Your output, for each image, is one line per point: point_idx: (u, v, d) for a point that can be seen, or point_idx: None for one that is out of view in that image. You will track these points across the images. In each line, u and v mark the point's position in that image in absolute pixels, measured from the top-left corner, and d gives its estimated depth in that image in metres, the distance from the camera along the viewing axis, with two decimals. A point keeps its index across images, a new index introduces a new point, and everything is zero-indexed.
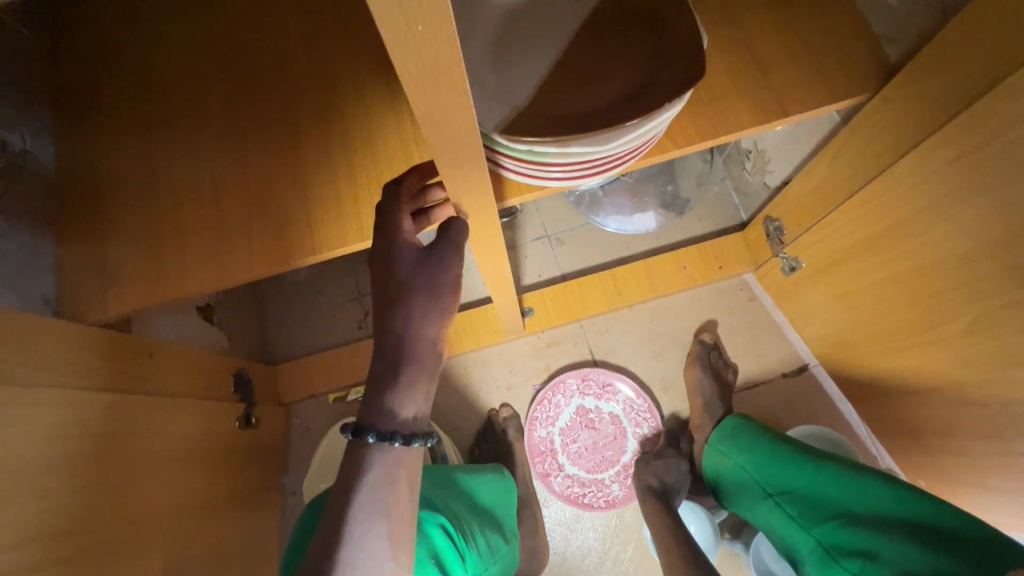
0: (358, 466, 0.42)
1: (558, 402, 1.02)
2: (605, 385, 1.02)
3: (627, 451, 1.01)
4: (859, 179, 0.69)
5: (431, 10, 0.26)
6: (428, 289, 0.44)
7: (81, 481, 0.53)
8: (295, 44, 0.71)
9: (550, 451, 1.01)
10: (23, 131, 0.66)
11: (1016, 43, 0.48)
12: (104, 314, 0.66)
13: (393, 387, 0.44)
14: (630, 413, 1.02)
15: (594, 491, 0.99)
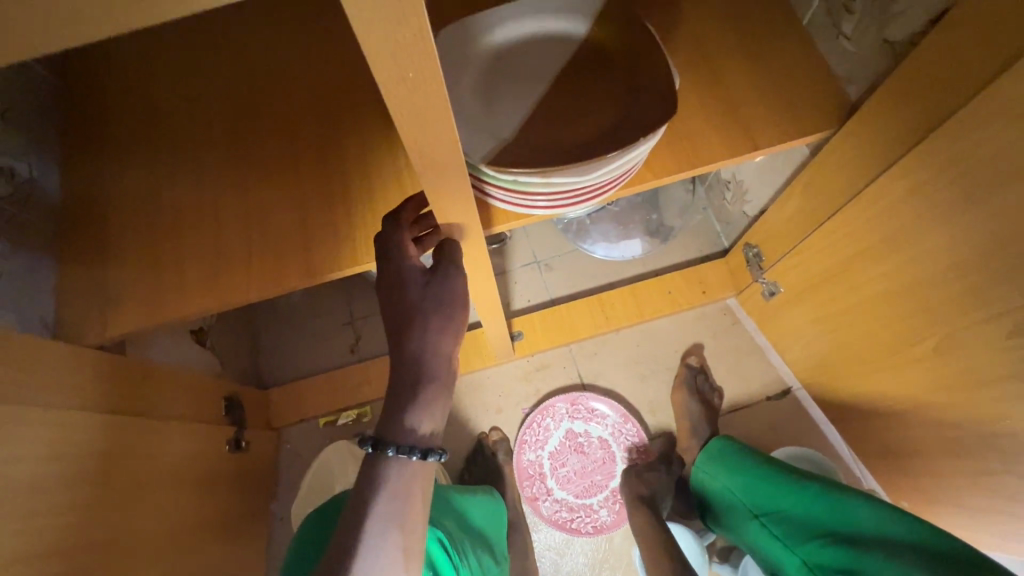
0: (377, 475, 0.45)
1: (547, 425, 1.05)
2: (594, 410, 1.05)
3: (616, 476, 1.03)
4: (833, 204, 0.74)
5: (427, 72, 0.31)
6: (439, 309, 0.48)
7: (69, 499, 0.58)
8: (294, 82, 0.76)
9: (537, 475, 1.03)
10: (32, 161, 0.71)
11: (962, 80, 0.53)
12: (101, 335, 0.69)
13: (411, 404, 0.46)
14: (619, 437, 1.04)
15: (582, 516, 1.01)
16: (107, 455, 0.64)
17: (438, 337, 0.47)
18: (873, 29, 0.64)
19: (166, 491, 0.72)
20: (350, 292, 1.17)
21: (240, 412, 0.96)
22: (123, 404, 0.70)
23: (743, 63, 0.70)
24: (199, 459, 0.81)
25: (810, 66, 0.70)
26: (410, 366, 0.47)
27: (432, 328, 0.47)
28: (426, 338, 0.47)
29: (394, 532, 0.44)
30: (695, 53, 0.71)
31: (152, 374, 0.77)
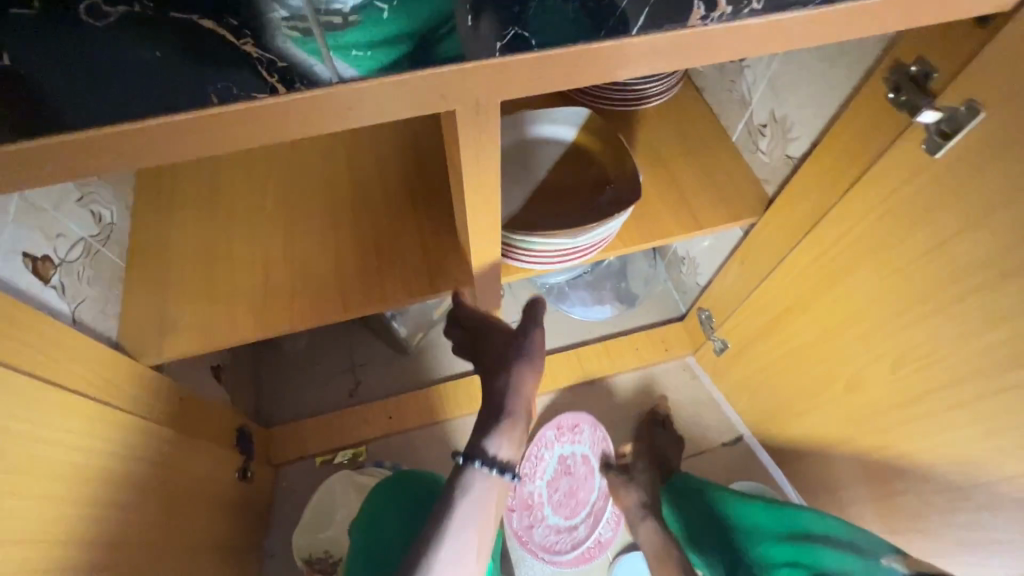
0: (463, 482, 0.63)
1: (541, 453, 1.15)
2: (574, 428, 1.16)
3: (596, 492, 1.13)
4: (762, 273, 0.95)
5: (484, 161, 0.49)
6: (526, 354, 0.70)
7: (109, 496, 0.65)
8: (337, 153, 0.92)
9: (532, 506, 1.12)
10: (115, 208, 0.84)
11: (832, 188, 0.76)
12: (159, 356, 0.79)
13: (495, 422, 0.66)
14: (595, 447, 1.15)
15: (564, 536, 1.10)
16: (142, 463, 0.72)
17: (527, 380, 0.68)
18: (778, 148, 0.85)
19: (181, 504, 0.78)
20: (352, 340, 1.28)
21: (247, 445, 1.04)
22: (163, 419, 0.79)
23: (691, 168, 0.93)
24: (209, 480, 0.88)
25: (740, 172, 0.93)
26: (501, 394, 0.67)
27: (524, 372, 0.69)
28: (515, 374, 0.68)
29: (472, 525, 0.62)
30: (654, 158, 0.94)
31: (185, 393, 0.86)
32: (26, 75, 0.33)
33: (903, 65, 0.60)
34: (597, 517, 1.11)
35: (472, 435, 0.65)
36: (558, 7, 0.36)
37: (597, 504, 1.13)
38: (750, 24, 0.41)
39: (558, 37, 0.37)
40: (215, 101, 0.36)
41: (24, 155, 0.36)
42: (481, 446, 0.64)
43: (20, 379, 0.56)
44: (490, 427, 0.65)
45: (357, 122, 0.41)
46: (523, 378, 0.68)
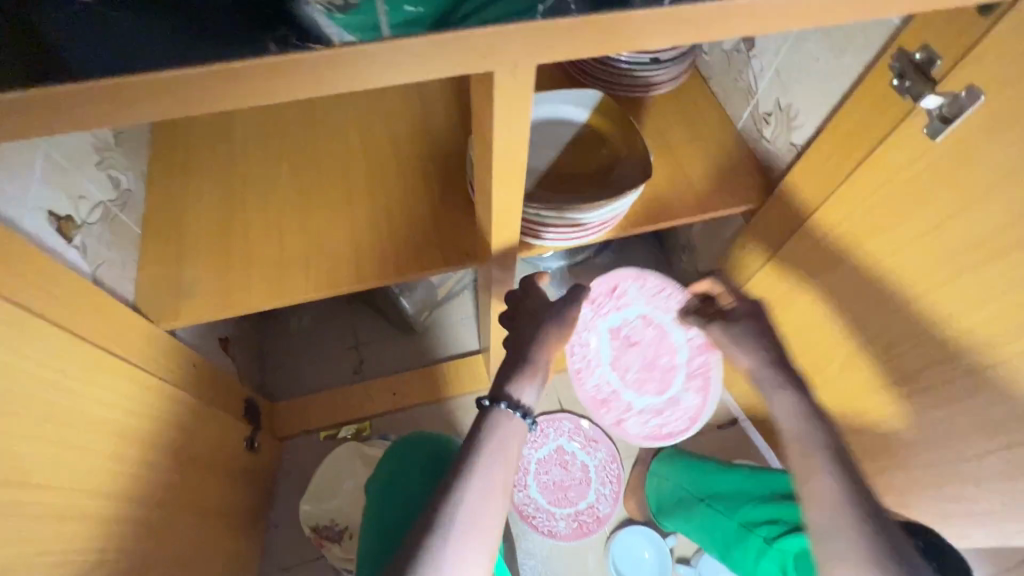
0: (491, 422, 0.67)
1: (587, 339, 0.95)
2: (614, 291, 0.94)
3: (679, 347, 0.93)
4: (763, 259, 0.98)
5: (513, 127, 0.51)
6: (557, 321, 0.75)
7: (128, 451, 0.66)
8: (352, 127, 0.93)
9: (613, 398, 0.96)
10: (131, 174, 0.85)
11: (834, 174, 0.79)
12: (176, 320, 0.80)
13: (513, 376, 0.71)
14: (653, 298, 0.92)
15: (672, 419, 0.95)
16: (158, 421, 0.73)
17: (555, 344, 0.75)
18: (783, 136, 0.88)
19: (193, 466, 0.80)
20: (358, 317, 1.29)
21: (255, 416, 1.05)
22: (177, 382, 0.80)
23: (698, 153, 0.96)
24: (219, 446, 0.89)
25: (746, 159, 0.96)
26: (521, 351, 0.73)
27: (559, 332, 0.75)
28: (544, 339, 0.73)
29: (499, 466, 0.65)
30: (663, 143, 0.96)
31: (198, 360, 0.87)
32: None
33: (907, 53, 0.63)
34: (697, 349, 0.93)
35: (498, 380, 0.71)
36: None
37: (690, 361, 0.94)
38: (774, 0, 0.43)
39: (594, 5, 0.39)
40: (272, 49, 0.37)
41: (85, 97, 0.38)
42: (507, 389, 0.70)
43: (49, 330, 0.57)
44: (517, 372, 0.71)
45: (401, 79, 0.42)
46: (554, 342, 0.74)
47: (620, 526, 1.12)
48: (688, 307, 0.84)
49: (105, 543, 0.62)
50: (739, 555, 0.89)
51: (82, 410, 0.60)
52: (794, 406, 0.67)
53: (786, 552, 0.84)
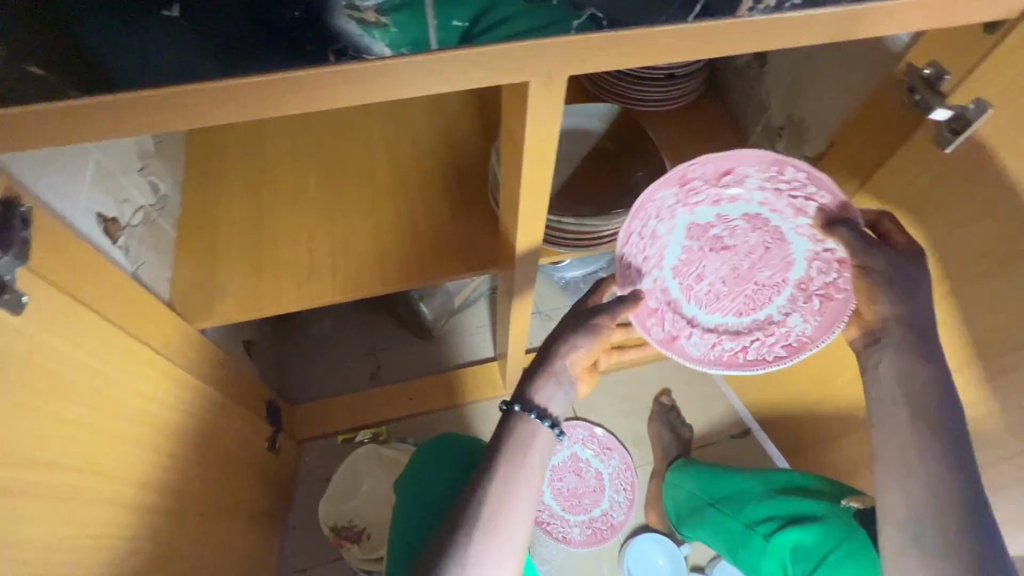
0: (509, 426, 0.69)
1: (658, 232, 0.73)
2: (724, 176, 0.70)
3: (794, 262, 0.71)
4: None
5: (541, 135, 0.54)
6: (591, 325, 0.69)
7: (161, 444, 0.69)
8: (377, 137, 0.97)
9: (673, 304, 0.74)
10: (169, 181, 0.89)
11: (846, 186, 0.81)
12: (207, 320, 0.83)
13: (536, 380, 0.70)
14: (779, 205, 0.70)
15: (756, 340, 0.71)
16: (190, 417, 0.75)
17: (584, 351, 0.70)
18: (796, 148, 0.92)
19: (219, 463, 0.82)
20: (376, 324, 1.32)
21: (276, 418, 1.08)
22: (206, 380, 0.83)
23: None
24: (243, 445, 0.91)
25: None
26: (548, 357, 0.70)
27: (583, 339, 0.69)
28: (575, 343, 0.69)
29: (520, 469, 0.67)
30: (678, 155, 0.99)
31: (225, 360, 0.90)
32: (181, 26, 0.38)
33: (917, 68, 0.66)
34: (822, 265, 0.69)
35: (524, 386, 0.70)
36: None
37: (805, 277, 0.70)
38: (789, 17, 0.46)
39: (624, 20, 0.42)
40: (331, 60, 0.41)
41: (157, 101, 0.41)
42: (533, 398, 0.69)
43: (101, 323, 0.61)
44: (541, 379, 0.69)
45: (441, 88, 0.46)
46: (579, 350, 0.70)
47: (634, 535, 1.12)
48: (830, 217, 0.64)
49: (138, 533, 0.64)
50: (744, 553, 0.90)
51: (123, 403, 0.63)
52: (916, 377, 0.59)
53: (783, 548, 0.86)
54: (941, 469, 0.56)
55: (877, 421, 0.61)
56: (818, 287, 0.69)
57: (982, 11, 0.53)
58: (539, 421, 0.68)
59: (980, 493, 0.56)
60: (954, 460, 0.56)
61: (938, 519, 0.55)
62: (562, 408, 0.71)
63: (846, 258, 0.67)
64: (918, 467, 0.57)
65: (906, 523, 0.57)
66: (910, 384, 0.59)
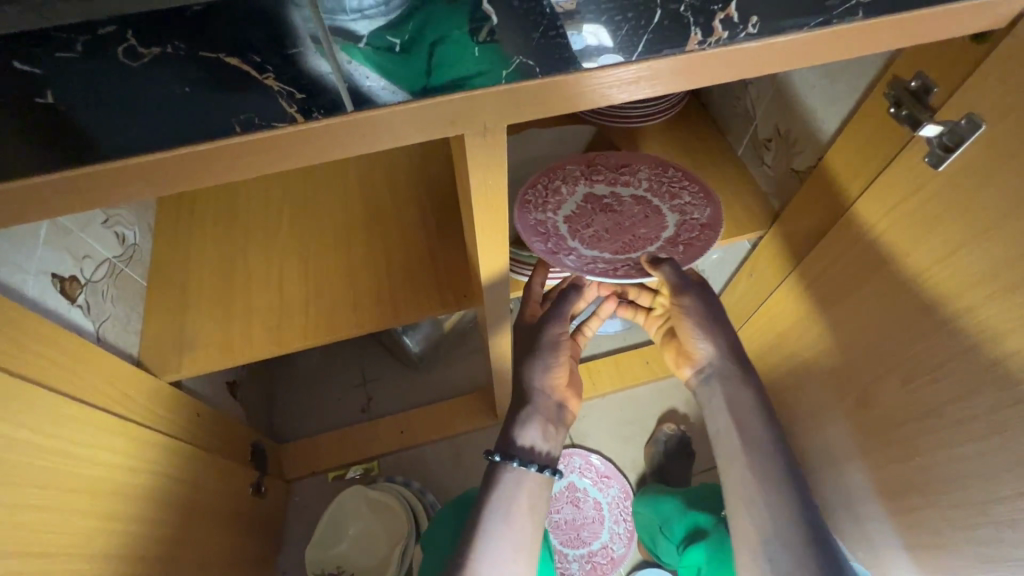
0: (494, 477, 0.67)
1: (560, 189, 0.75)
2: (620, 168, 0.77)
3: (668, 227, 0.73)
4: (771, 285, 0.94)
5: (492, 181, 0.50)
6: (546, 350, 0.70)
7: (130, 511, 0.67)
8: (351, 176, 0.95)
9: (555, 235, 0.71)
10: (138, 229, 0.86)
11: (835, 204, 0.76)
12: (178, 373, 0.81)
13: (515, 426, 0.69)
14: (660, 189, 0.75)
15: (627, 267, 0.69)
16: (161, 477, 0.73)
17: (552, 376, 0.71)
18: (783, 163, 0.86)
19: (198, 520, 0.80)
20: (364, 358, 1.29)
21: (261, 460, 1.06)
22: (179, 434, 0.81)
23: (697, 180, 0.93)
24: (224, 497, 0.89)
25: (747, 185, 0.93)
26: (521, 394, 0.70)
27: (547, 365, 0.70)
28: (535, 369, 0.70)
29: (507, 521, 0.64)
30: None
31: (202, 410, 0.88)
32: (59, 112, 0.34)
33: (902, 80, 0.61)
34: (690, 227, 0.72)
35: (506, 435, 0.69)
36: (559, 38, 0.38)
37: (675, 236, 0.72)
38: (746, 48, 0.42)
39: (560, 66, 0.39)
40: (238, 130, 0.37)
41: (65, 185, 0.38)
42: (514, 443, 0.68)
43: (50, 396, 0.58)
44: (518, 422, 0.69)
45: (371, 147, 0.42)
46: (546, 377, 0.71)
47: (636, 568, 1.07)
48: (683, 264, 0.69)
49: None
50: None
51: (85, 475, 0.61)
52: (749, 400, 0.69)
53: (696, 565, 0.88)
54: (786, 491, 0.64)
55: (719, 455, 0.69)
56: (685, 240, 0.71)
57: (965, 23, 0.48)
58: (526, 469, 0.67)
59: (821, 526, 0.63)
60: (787, 489, 0.64)
61: (783, 535, 0.62)
62: (549, 445, 0.70)
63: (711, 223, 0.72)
64: (756, 496, 0.65)
65: (758, 554, 0.62)
66: (739, 416, 0.69)
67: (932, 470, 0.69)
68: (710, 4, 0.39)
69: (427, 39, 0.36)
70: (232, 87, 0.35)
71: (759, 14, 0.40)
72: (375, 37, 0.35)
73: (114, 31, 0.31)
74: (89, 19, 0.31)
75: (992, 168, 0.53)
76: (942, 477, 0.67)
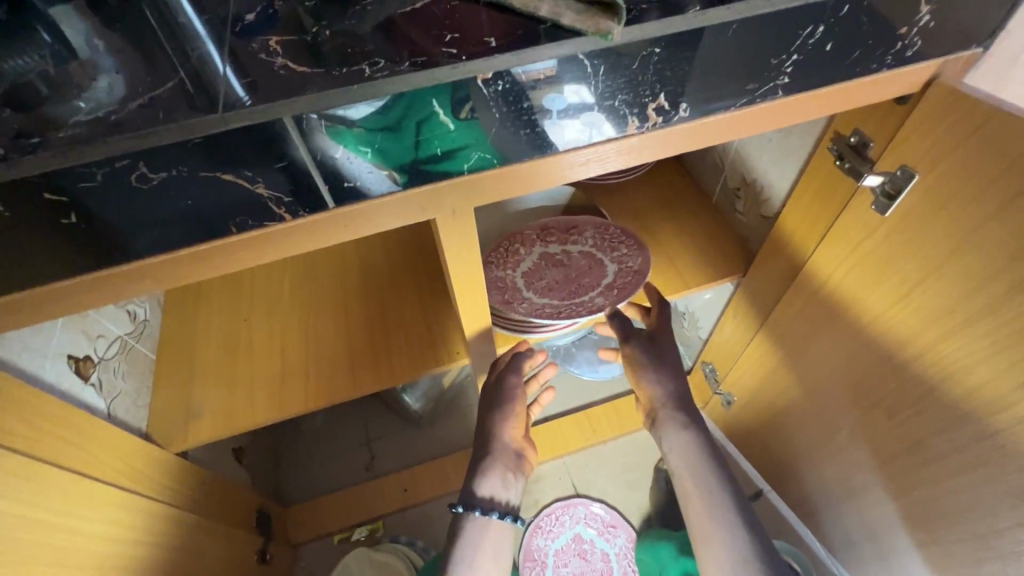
0: (459, 526, 0.68)
1: (518, 250, 0.86)
2: (570, 230, 0.88)
3: (608, 275, 0.84)
4: (750, 327, 0.97)
5: (465, 251, 0.55)
6: (502, 403, 0.74)
7: None
8: (349, 247, 1.01)
9: (511, 288, 0.83)
10: (148, 306, 0.91)
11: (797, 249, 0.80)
12: (184, 444, 0.84)
13: (476, 475, 0.71)
14: (603, 244, 0.86)
15: (571, 310, 0.80)
16: (166, 549, 0.74)
17: (511, 427, 0.75)
18: (753, 209, 0.90)
19: None
20: (366, 417, 1.31)
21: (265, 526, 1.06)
22: (184, 504, 0.82)
23: (673, 229, 0.98)
24: (229, 565, 0.89)
25: (721, 231, 0.97)
26: (481, 443, 0.73)
27: (505, 417, 0.74)
28: (493, 419, 0.74)
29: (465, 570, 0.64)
30: (638, 222, 0.99)
31: (208, 479, 0.90)
32: (80, 227, 0.39)
33: (843, 136, 0.67)
34: (626, 273, 0.83)
35: (468, 485, 0.71)
36: (547, 93, 0.43)
37: (613, 282, 0.83)
38: (680, 127, 0.48)
39: (552, 142, 0.46)
40: (234, 231, 0.43)
41: (84, 286, 0.44)
42: (476, 493, 0.70)
43: (63, 475, 0.61)
44: (479, 472, 0.71)
45: (353, 232, 0.48)
46: (503, 428, 0.74)
47: None
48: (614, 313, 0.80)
49: None
50: None
51: (93, 552, 0.63)
52: (697, 440, 0.73)
53: None
54: (739, 520, 0.66)
55: (679, 496, 0.71)
56: (621, 284, 0.82)
57: (881, 92, 0.53)
58: (490, 518, 0.68)
59: (773, 551, 0.65)
60: (739, 518, 0.67)
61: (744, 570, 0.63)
62: (509, 493, 0.72)
63: (643, 267, 0.82)
64: (715, 534, 0.66)
65: None
66: (690, 457, 0.72)
67: (929, 503, 0.69)
68: (642, 98, 0.45)
69: (413, 118, 0.41)
70: (227, 196, 0.41)
71: (688, 101, 0.47)
72: (368, 121, 0.40)
73: (127, 163, 0.37)
74: (105, 157, 0.36)
75: (931, 213, 0.57)
76: (944, 510, 0.67)
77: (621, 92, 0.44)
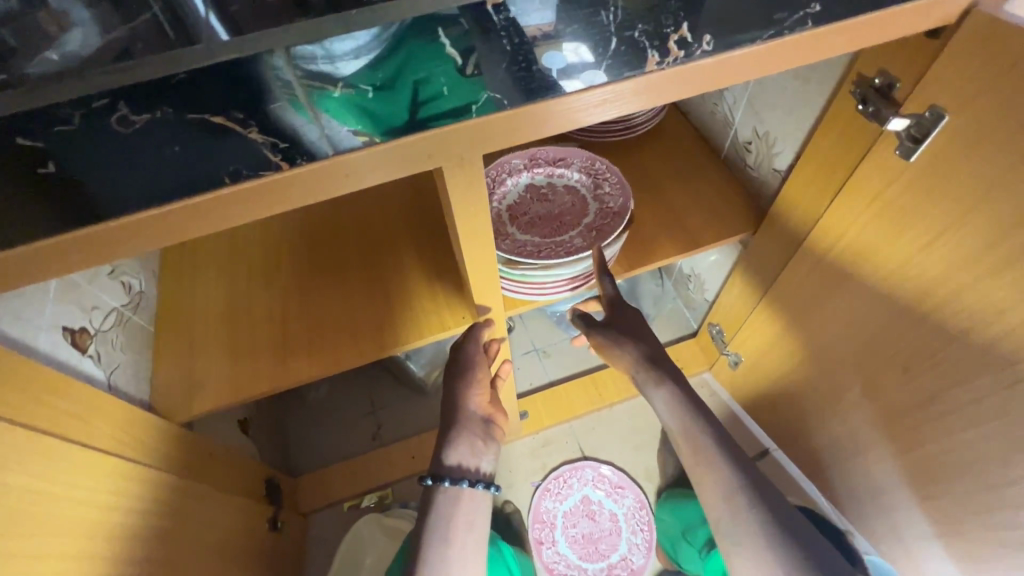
0: (430, 499, 0.68)
1: (503, 181, 0.84)
2: (557, 162, 0.85)
3: (589, 214, 0.82)
4: (758, 285, 0.95)
5: (472, 203, 0.53)
6: (467, 374, 0.75)
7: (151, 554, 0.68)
8: (345, 208, 0.98)
9: (495, 222, 0.81)
10: (142, 275, 0.89)
11: (811, 203, 0.77)
12: (188, 413, 0.83)
13: (444, 447, 0.71)
14: (590, 180, 0.84)
15: (549, 248, 0.79)
16: (177, 519, 0.74)
17: (474, 396, 0.76)
18: (765, 162, 0.87)
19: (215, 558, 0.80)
20: (371, 387, 1.31)
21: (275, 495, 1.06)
22: (193, 475, 0.82)
23: (680, 187, 0.94)
24: (240, 534, 0.89)
25: (731, 187, 0.94)
26: (447, 415, 0.74)
27: (469, 387, 0.75)
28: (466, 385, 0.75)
29: (445, 544, 0.64)
30: (645, 180, 0.95)
31: (214, 450, 0.90)
32: (59, 179, 0.36)
33: (866, 78, 0.63)
34: (605, 213, 0.81)
35: (436, 457, 0.71)
36: (567, 31, 0.40)
37: (594, 222, 0.81)
38: (703, 63, 0.45)
39: (567, 81, 0.42)
40: (227, 181, 0.40)
41: (72, 245, 0.41)
42: (445, 463, 0.70)
43: (70, 447, 0.60)
44: (447, 443, 0.71)
45: (355, 186, 0.45)
46: (468, 396, 0.75)
47: None
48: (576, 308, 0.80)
49: None
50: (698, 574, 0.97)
51: (104, 522, 0.62)
52: (673, 390, 0.72)
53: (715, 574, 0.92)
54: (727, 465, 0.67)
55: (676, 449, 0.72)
56: (600, 225, 0.80)
57: (915, 22, 0.50)
58: (462, 488, 0.69)
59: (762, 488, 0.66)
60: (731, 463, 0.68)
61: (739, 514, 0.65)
62: (478, 461, 0.72)
63: (625, 207, 0.80)
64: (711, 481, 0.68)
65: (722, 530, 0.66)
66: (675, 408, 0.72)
67: (944, 456, 0.69)
68: (663, 28, 0.42)
69: (419, 50, 0.38)
70: (216, 138, 0.38)
71: (712, 32, 0.43)
72: (369, 68, 0.38)
73: (106, 103, 0.34)
74: (83, 94, 0.33)
75: (959, 157, 0.54)
76: (958, 461, 0.67)
77: (641, 21, 0.41)
